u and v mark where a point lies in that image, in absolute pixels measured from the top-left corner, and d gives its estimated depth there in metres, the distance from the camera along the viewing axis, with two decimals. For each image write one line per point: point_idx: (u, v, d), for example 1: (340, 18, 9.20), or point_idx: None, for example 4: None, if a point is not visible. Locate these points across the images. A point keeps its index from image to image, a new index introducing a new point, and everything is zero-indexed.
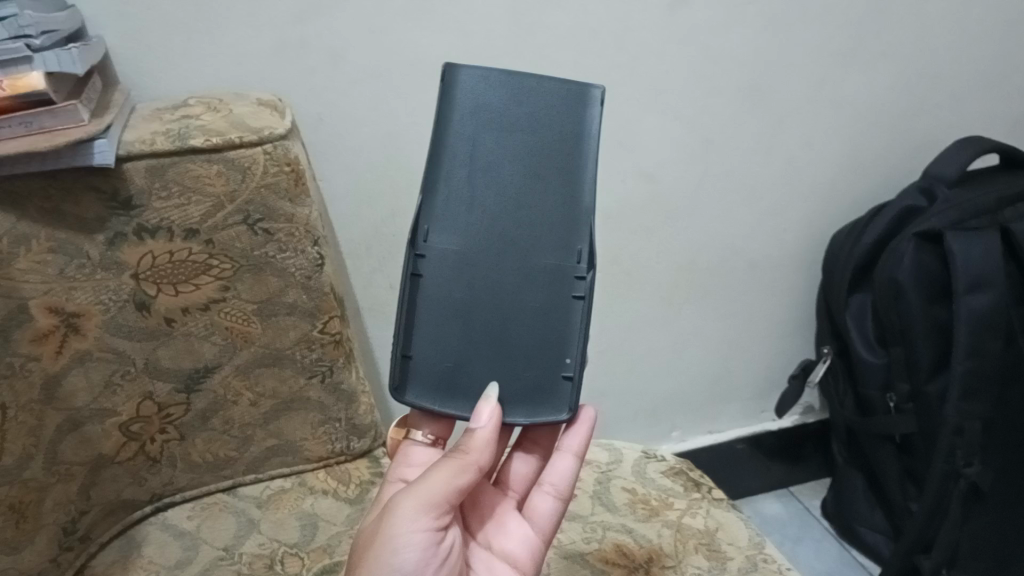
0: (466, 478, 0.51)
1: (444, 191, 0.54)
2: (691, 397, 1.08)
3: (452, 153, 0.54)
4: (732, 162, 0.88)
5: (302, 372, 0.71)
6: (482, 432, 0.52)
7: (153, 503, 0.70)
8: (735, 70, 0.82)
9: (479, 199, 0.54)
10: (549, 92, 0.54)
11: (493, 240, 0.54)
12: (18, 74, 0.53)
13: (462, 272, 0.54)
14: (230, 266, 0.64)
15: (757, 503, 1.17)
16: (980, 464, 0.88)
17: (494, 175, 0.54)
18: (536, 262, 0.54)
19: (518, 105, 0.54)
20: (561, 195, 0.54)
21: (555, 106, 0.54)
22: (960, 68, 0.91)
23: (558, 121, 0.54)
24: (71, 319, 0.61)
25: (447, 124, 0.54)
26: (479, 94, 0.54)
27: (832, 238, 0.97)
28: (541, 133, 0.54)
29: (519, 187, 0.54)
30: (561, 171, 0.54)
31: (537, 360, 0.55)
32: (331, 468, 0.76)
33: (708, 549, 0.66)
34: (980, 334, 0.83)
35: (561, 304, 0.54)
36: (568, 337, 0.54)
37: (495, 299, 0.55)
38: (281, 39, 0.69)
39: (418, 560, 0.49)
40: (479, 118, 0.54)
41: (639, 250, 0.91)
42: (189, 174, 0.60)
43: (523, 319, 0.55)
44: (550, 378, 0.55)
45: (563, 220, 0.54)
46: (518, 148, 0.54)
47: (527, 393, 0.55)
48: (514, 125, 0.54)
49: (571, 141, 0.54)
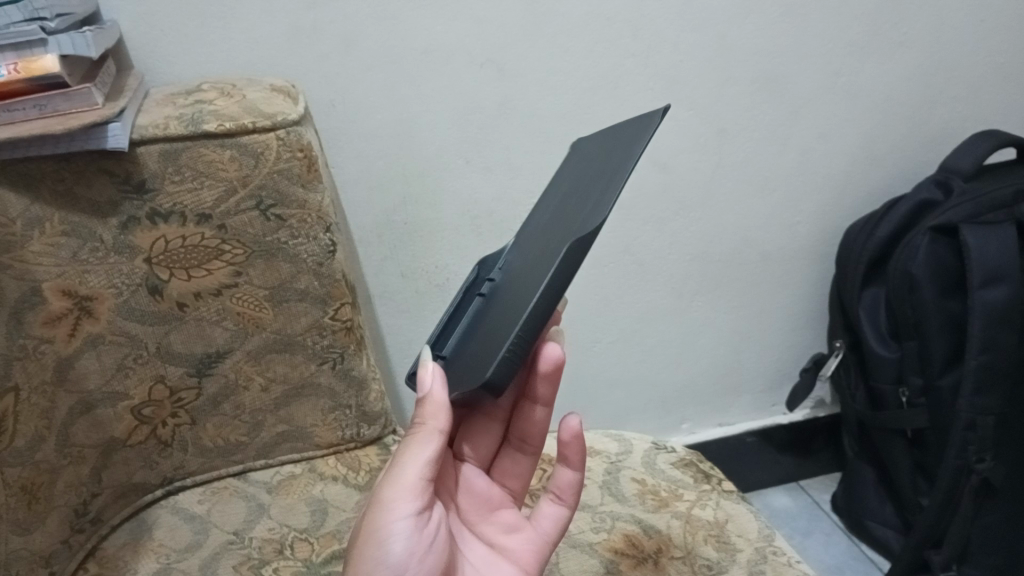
0: (430, 447, 0.48)
1: (531, 226, 0.55)
2: (701, 389, 1.08)
3: (549, 200, 0.55)
4: (745, 152, 0.87)
5: (313, 358, 0.71)
6: (434, 395, 0.48)
7: (165, 486, 0.71)
8: (749, 59, 0.81)
9: (543, 225, 0.52)
10: (628, 126, 0.49)
11: (536, 249, 0.50)
12: (33, 56, 0.53)
13: (504, 281, 0.52)
14: (243, 251, 0.64)
15: (768, 496, 1.17)
16: (992, 459, 0.88)
17: (568, 199, 0.51)
18: (541, 261, 0.46)
19: (606, 145, 0.51)
20: (598, 193, 0.45)
21: (625, 134, 0.48)
22: (978, 59, 0.90)
23: (621, 143, 0.47)
24: (85, 303, 0.62)
25: (557, 182, 0.56)
26: (587, 151, 0.55)
27: (846, 230, 0.97)
28: (615, 151, 0.48)
29: (572, 203, 0.49)
30: (603, 182, 0.46)
31: (497, 336, 0.45)
32: (341, 455, 0.76)
33: (718, 540, 0.66)
34: (994, 327, 0.83)
35: (531, 290, 0.44)
36: (520, 312, 0.44)
37: (503, 301, 0.49)
38: (294, 24, 0.69)
39: (407, 547, 0.48)
40: (580, 164, 0.53)
41: (650, 241, 0.91)
42: (202, 158, 0.60)
43: (507, 311, 0.47)
44: (494, 351, 0.44)
45: (579, 219, 0.45)
46: (586, 178, 0.50)
47: (475, 369, 0.46)
48: (600, 155, 0.50)
49: (632, 145, 0.45)
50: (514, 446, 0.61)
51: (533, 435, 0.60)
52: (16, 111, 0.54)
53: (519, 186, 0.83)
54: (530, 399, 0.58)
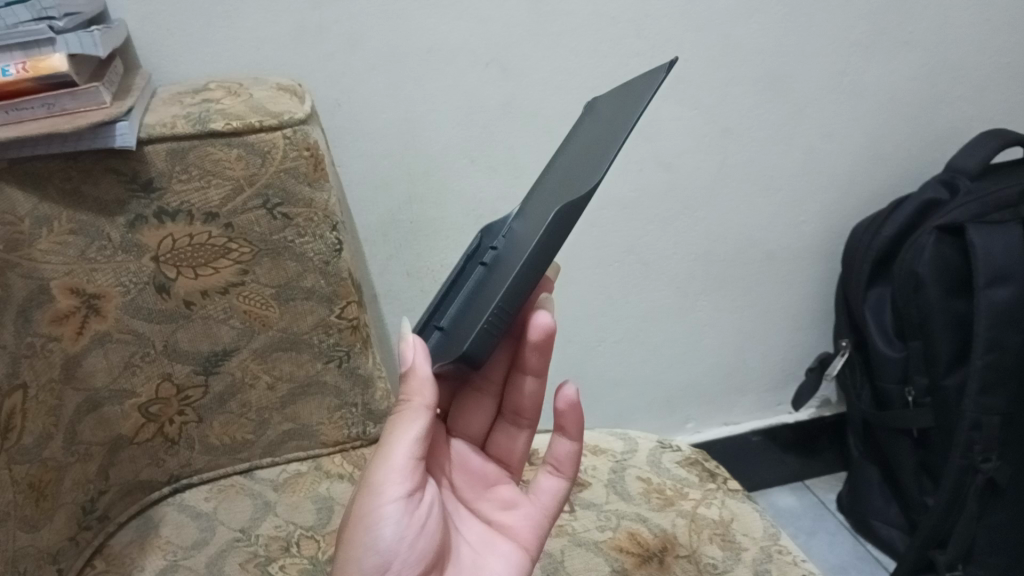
0: (417, 424, 0.47)
1: (536, 188, 0.52)
2: (706, 388, 1.08)
3: (555, 161, 0.52)
4: (750, 151, 0.87)
5: (319, 356, 0.71)
6: (418, 370, 0.47)
7: (171, 484, 0.71)
8: (754, 58, 0.82)
9: (544, 188, 0.49)
10: (637, 84, 0.46)
11: (544, 210, 0.45)
12: (40, 56, 0.53)
13: (513, 244, 0.46)
14: (249, 250, 0.65)
15: (772, 495, 1.17)
16: (998, 459, 0.87)
17: (572, 164, 0.47)
18: (537, 227, 0.44)
19: (614, 103, 0.48)
20: (597, 156, 0.43)
21: (633, 94, 0.45)
22: (983, 59, 0.90)
23: (627, 104, 0.44)
24: (92, 301, 0.62)
25: (566, 140, 0.53)
26: (599, 107, 0.51)
27: (852, 231, 0.97)
28: (620, 112, 0.45)
29: (575, 167, 0.46)
30: (604, 146, 0.43)
31: (482, 303, 0.45)
32: (347, 453, 0.76)
33: (723, 539, 0.66)
34: (1000, 327, 0.83)
35: (519, 259, 0.43)
36: (506, 280, 0.43)
37: (496, 268, 0.47)
38: (301, 24, 0.69)
39: (399, 530, 0.48)
40: (588, 128, 0.50)
41: (654, 241, 0.91)
42: (209, 157, 0.60)
43: (498, 278, 0.45)
44: (473, 322, 0.44)
45: (576, 186, 0.43)
46: (591, 140, 0.47)
47: (459, 336, 0.46)
48: (607, 118, 0.47)
49: (636, 104, 0.42)
50: (509, 420, 0.60)
51: (526, 408, 0.58)
52: (23, 110, 0.54)
53: (523, 186, 0.83)
54: (522, 370, 0.56)
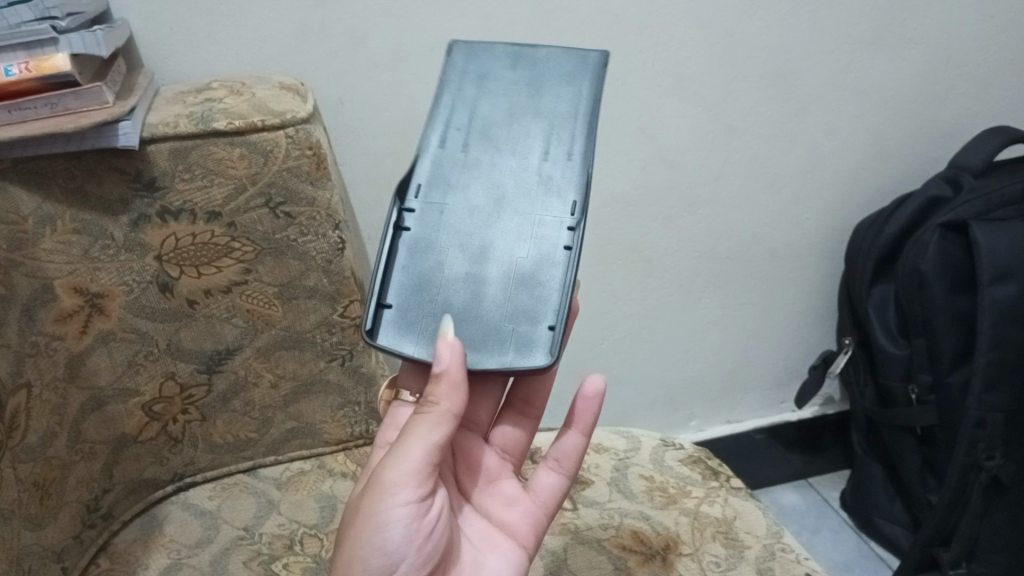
0: (439, 430, 0.47)
1: (439, 150, 0.55)
2: (709, 386, 1.08)
3: (451, 118, 0.56)
4: (754, 148, 0.87)
5: (322, 355, 0.71)
6: (449, 373, 0.47)
7: (176, 482, 0.71)
8: (757, 54, 0.81)
9: (473, 158, 0.55)
10: (547, 66, 0.57)
11: (489, 197, 0.54)
12: (43, 56, 0.53)
13: (453, 225, 0.53)
14: (252, 249, 0.65)
15: (776, 493, 1.17)
16: (1002, 457, 0.87)
17: (491, 138, 0.55)
18: (529, 211, 0.53)
19: (517, 74, 0.57)
20: (562, 141, 0.55)
21: (557, 77, 0.57)
22: (988, 54, 0.90)
23: (561, 86, 0.56)
24: (96, 300, 0.62)
25: (448, 91, 0.56)
26: (479, 63, 0.58)
27: (856, 226, 0.96)
28: (542, 99, 0.56)
29: (515, 139, 0.55)
30: (556, 128, 0.55)
31: (514, 300, 0.52)
32: (350, 451, 0.76)
33: (726, 537, 0.66)
34: (1004, 325, 0.83)
35: (552, 256, 0.52)
36: (546, 280, 0.52)
37: (477, 249, 0.53)
38: (303, 22, 0.69)
39: (406, 534, 0.48)
40: (490, 91, 0.56)
41: (658, 239, 0.91)
42: (212, 156, 0.60)
43: (507, 268, 0.53)
44: (523, 323, 0.51)
45: (553, 169, 0.54)
46: (517, 111, 0.56)
47: (492, 329, 0.51)
48: (524, 91, 0.56)
49: (571, 104, 0.56)
50: (515, 411, 0.60)
51: (537, 399, 0.59)
52: (27, 109, 0.54)
53: None
54: None
